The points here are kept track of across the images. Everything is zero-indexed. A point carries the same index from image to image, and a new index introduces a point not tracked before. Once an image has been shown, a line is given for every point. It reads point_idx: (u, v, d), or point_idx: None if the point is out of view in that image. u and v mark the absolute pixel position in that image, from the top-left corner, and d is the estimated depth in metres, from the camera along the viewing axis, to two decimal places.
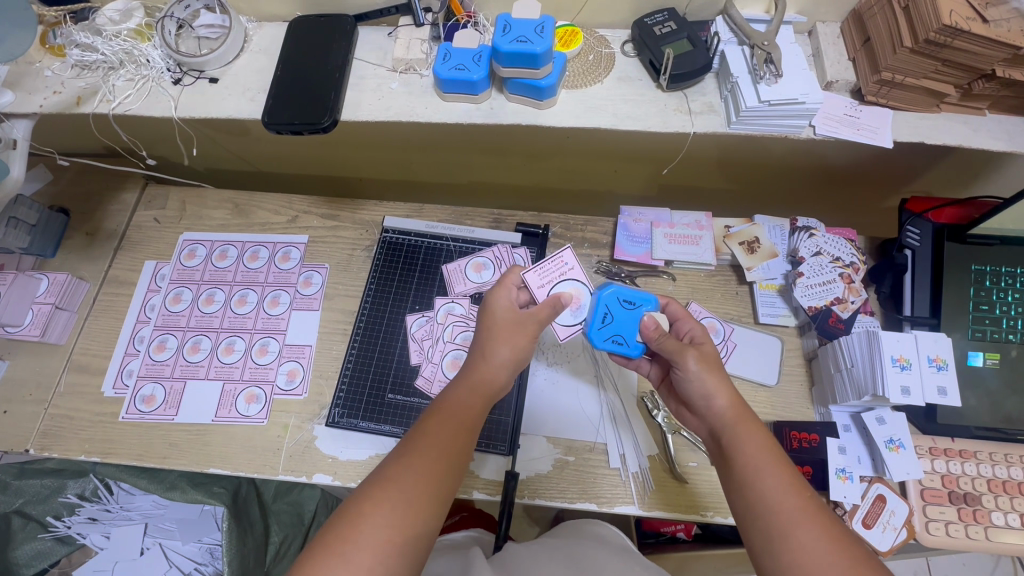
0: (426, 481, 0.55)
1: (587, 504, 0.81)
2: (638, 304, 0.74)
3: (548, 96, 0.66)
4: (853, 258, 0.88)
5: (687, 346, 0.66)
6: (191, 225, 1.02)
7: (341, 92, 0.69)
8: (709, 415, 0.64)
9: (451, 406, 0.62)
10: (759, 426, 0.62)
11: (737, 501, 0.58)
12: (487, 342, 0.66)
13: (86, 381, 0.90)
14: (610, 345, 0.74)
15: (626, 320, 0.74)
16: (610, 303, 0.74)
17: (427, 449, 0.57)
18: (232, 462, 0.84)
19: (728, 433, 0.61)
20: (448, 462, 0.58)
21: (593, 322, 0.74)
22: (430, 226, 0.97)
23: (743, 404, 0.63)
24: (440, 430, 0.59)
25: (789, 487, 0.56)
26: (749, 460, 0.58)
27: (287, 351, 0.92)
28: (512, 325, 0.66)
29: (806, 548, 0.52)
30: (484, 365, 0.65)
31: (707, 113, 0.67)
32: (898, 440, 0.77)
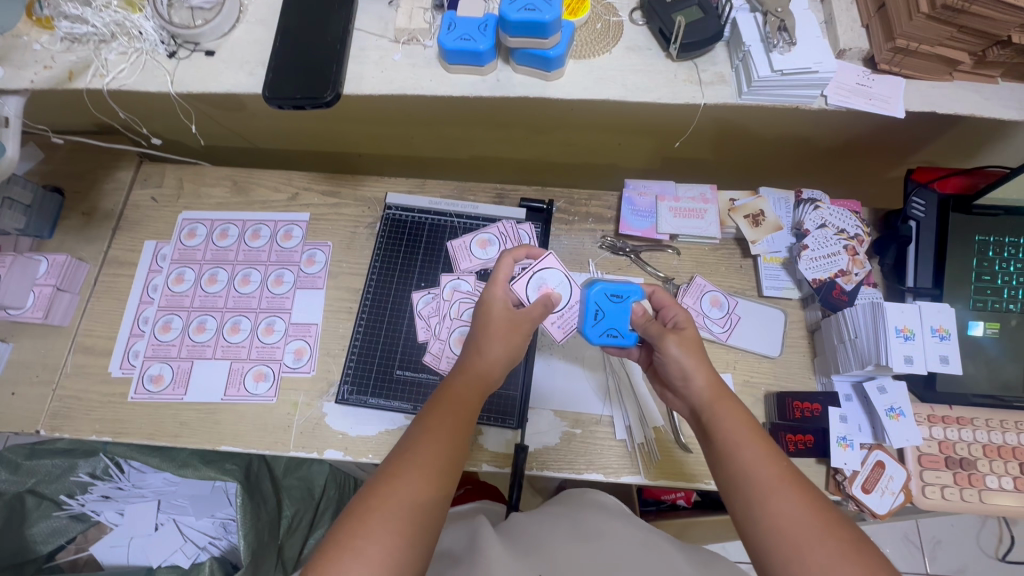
0: (430, 471, 0.56)
1: (593, 474, 0.83)
2: (626, 297, 0.72)
3: (557, 67, 0.64)
4: (858, 230, 0.89)
5: (668, 330, 0.67)
6: (190, 204, 1.01)
7: (343, 64, 0.67)
8: (689, 394, 0.65)
9: (449, 401, 0.62)
10: (737, 402, 0.62)
11: (718, 476, 0.59)
12: (481, 338, 0.66)
13: (92, 363, 0.90)
14: (605, 339, 0.73)
15: (616, 313, 0.72)
16: (599, 300, 0.72)
17: (431, 441, 0.58)
18: (245, 440, 0.85)
19: (707, 411, 0.62)
20: (450, 455, 0.58)
21: (585, 319, 0.73)
22: (433, 202, 0.96)
23: (720, 382, 0.64)
24: (443, 424, 0.60)
25: (766, 458, 0.57)
26: (729, 435, 0.59)
27: (293, 329, 0.92)
28: (508, 324, 0.67)
29: (784, 515, 0.53)
30: (478, 360, 0.65)
31: (718, 83, 0.65)
32: (898, 408, 0.78)
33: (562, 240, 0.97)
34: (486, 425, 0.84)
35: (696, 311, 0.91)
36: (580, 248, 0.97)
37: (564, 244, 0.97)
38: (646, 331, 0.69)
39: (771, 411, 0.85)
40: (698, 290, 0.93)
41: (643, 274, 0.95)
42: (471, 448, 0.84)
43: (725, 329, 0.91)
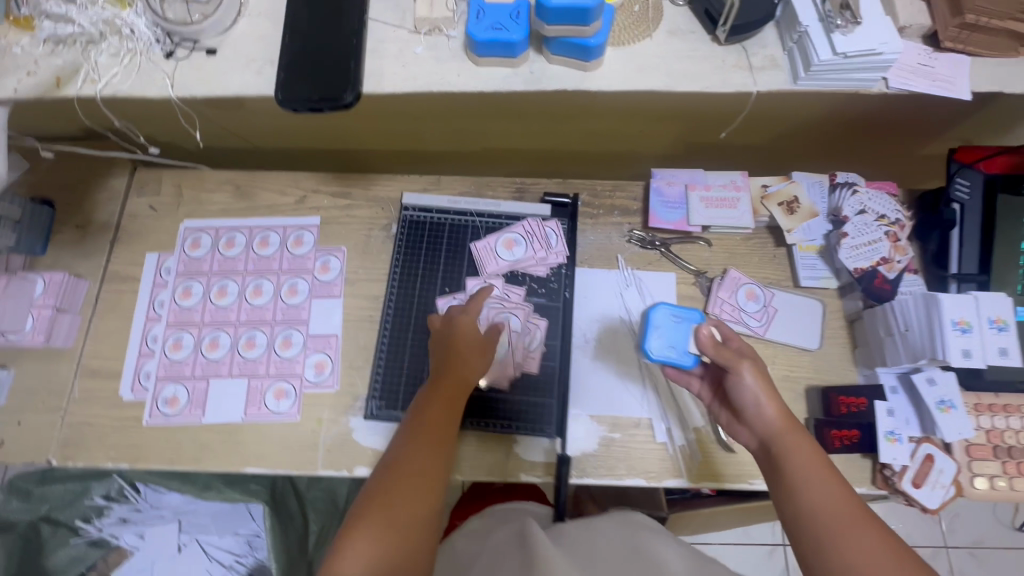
0: (410, 482, 0.61)
1: (635, 479, 0.80)
2: (687, 318, 0.72)
3: (596, 56, 0.59)
4: (898, 215, 0.85)
5: (742, 356, 0.65)
6: (192, 212, 0.95)
7: (362, 60, 0.61)
8: (758, 425, 0.63)
9: (424, 417, 0.67)
10: (808, 436, 0.61)
11: (784, 509, 0.58)
12: (450, 354, 0.73)
13: (101, 387, 0.86)
14: (664, 356, 0.72)
15: (677, 333, 0.72)
16: (661, 318, 0.72)
17: (412, 451, 0.64)
18: (270, 460, 0.82)
19: (776, 444, 0.61)
20: (435, 468, 0.64)
21: (644, 336, 0.73)
22: (453, 201, 0.91)
23: (791, 415, 0.62)
24: (420, 435, 0.66)
25: (841, 496, 0.56)
26: (801, 471, 0.58)
27: (312, 342, 0.87)
28: (471, 342, 0.74)
29: (860, 554, 0.53)
30: (452, 373, 0.71)
31: (771, 68, 0.60)
32: (949, 401, 0.76)
33: (588, 235, 0.93)
34: (522, 434, 0.81)
35: (732, 305, 0.88)
36: (607, 243, 0.93)
37: (590, 239, 0.93)
38: (717, 356, 0.65)
39: (814, 407, 0.83)
40: (733, 283, 0.89)
41: (676, 268, 0.91)
42: (509, 459, 0.81)
43: (762, 323, 0.88)
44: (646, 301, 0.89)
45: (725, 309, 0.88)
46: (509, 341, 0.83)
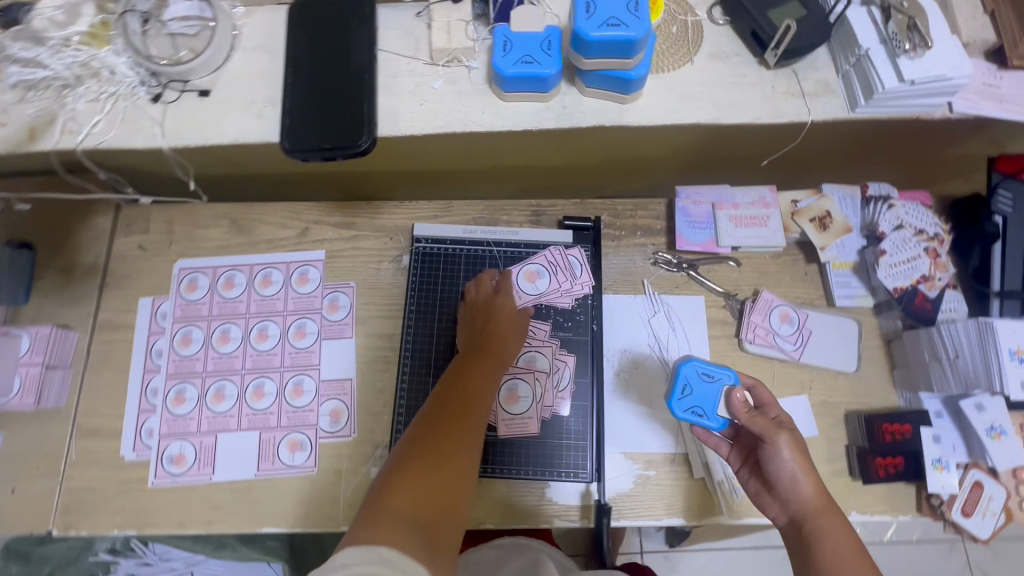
0: (450, 439, 0.60)
1: (675, 519, 0.76)
2: (719, 378, 0.70)
3: (636, 88, 0.55)
4: (937, 229, 0.81)
5: (779, 426, 0.63)
6: (185, 250, 0.88)
7: (374, 101, 0.57)
8: (792, 502, 0.62)
9: (460, 384, 0.68)
10: (845, 522, 0.60)
11: None
12: (490, 326, 0.77)
13: (100, 447, 0.80)
14: (689, 415, 0.70)
15: (708, 393, 0.70)
16: (689, 375, 0.70)
17: (450, 412, 0.63)
18: (288, 518, 0.77)
19: (811, 523, 0.60)
20: (471, 428, 0.63)
21: (671, 391, 0.70)
22: (467, 230, 0.87)
23: (828, 495, 0.61)
24: (457, 400, 0.66)
25: None
26: (835, 555, 0.57)
27: (325, 388, 0.82)
28: (508, 316, 0.78)
29: None
30: (493, 343, 0.75)
31: (825, 94, 0.58)
32: (999, 427, 0.73)
33: (611, 259, 0.88)
34: (553, 479, 0.77)
35: (766, 329, 0.84)
36: (631, 267, 0.88)
37: (613, 264, 0.88)
38: (751, 423, 0.64)
39: (856, 435, 0.79)
40: (766, 305, 0.85)
41: (703, 289, 0.87)
42: (540, 505, 0.77)
43: (797, 347, 0.84)
44: (676, 329, 0.85)
45: (758, 333, 0.84)
46: (537, 382, 0.80)
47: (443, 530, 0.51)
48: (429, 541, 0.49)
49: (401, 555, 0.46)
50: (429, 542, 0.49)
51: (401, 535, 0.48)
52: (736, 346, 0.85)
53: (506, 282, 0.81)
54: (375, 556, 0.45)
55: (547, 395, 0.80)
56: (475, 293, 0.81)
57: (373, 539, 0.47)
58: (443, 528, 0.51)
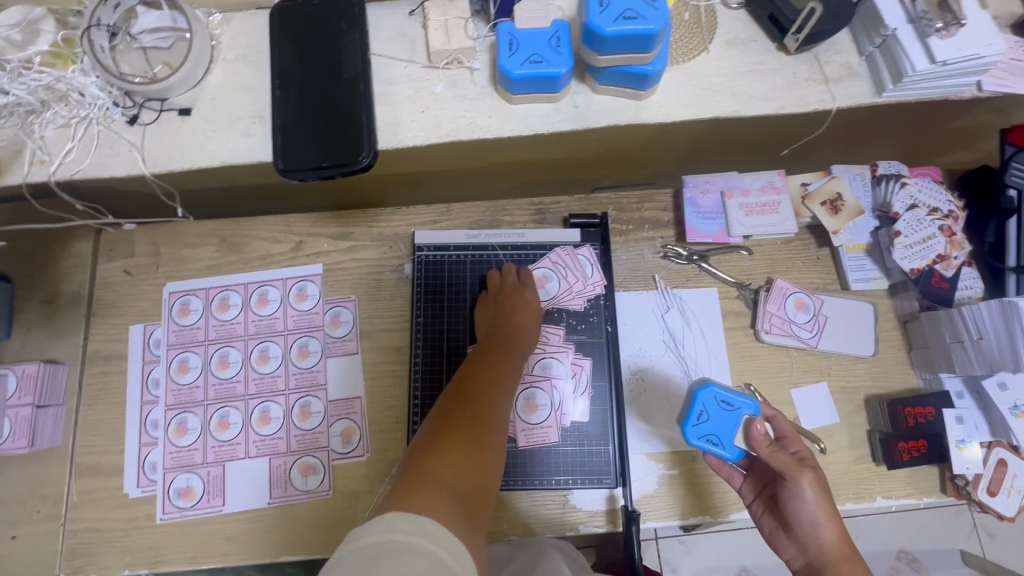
0: (481, 420, 0.59)
1: (702, 517, 0.75)
2: (739, 408, 0.69)
3: (652, 84, 0.52)
4: (950, 205, 0.80)
5: (801, 464, 0.63)
6: (174, 273, 0.84)
7: (372, 111, 0.54)
8: (811, 546, 0.62)
9: (486, 369, 0.67)
10: (865, 570, 0.59)
11: None
12: (512, 311, 0.77)
13: (102, 485, 0.77)
14: (703, 443, 0.70)
15: (726, 423, 0.69)
16: (708, 404, 0.70)
17: (480, 396, 0.63)
18: (307, 545, 0.74)
19: (828, 570, 0.60)
20: (500, 413, 0.62)
21: (688, 418, 0.71)
22: (470, 235, 0.84)
23: (850, 541, 0.61)
24: (485, 383, 0.65)
25: None
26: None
27: (334, 408, 0.79)
28: (528, 303, 0.78)
29: None
30: (516, 329, 0.75)
31: (849, 78, 0.56)
32: (1022, 405, 0.73)
33: (620, 255, 0.85)
34: (576, 486, 0.76)
35: (782, 318, 0.82)
36: (641, 261, 0.85)
37: (623, 259, 0.85)
38: (773, 459, 0.64)
39: (878, 421, 0.79)
40: (781, 294, 0.83)
41: (717, 281, 0.85)
42: (565, 512, 0.75)
43: (814, 334, 0.82)
44: (691, 324, 0.83)
45: (774, 323, 0.82)
46: (554, 390, 0.79)
47: (475, 509, 0.50)
48: (466, 517, 0.47)
49: (445, 528, 0.43)
50: (466, 518, 0.47)
51: (441, 507, 0.46)
52: (752, 337, 0.83)
53: (528, 279, 0.81)
54: (419, 525, 0.42)
55: (565, 401, 0.79)
56: (499, 280, 0.81)
57: (416, 509, 0.44)
58: (476, 507, 0.50)
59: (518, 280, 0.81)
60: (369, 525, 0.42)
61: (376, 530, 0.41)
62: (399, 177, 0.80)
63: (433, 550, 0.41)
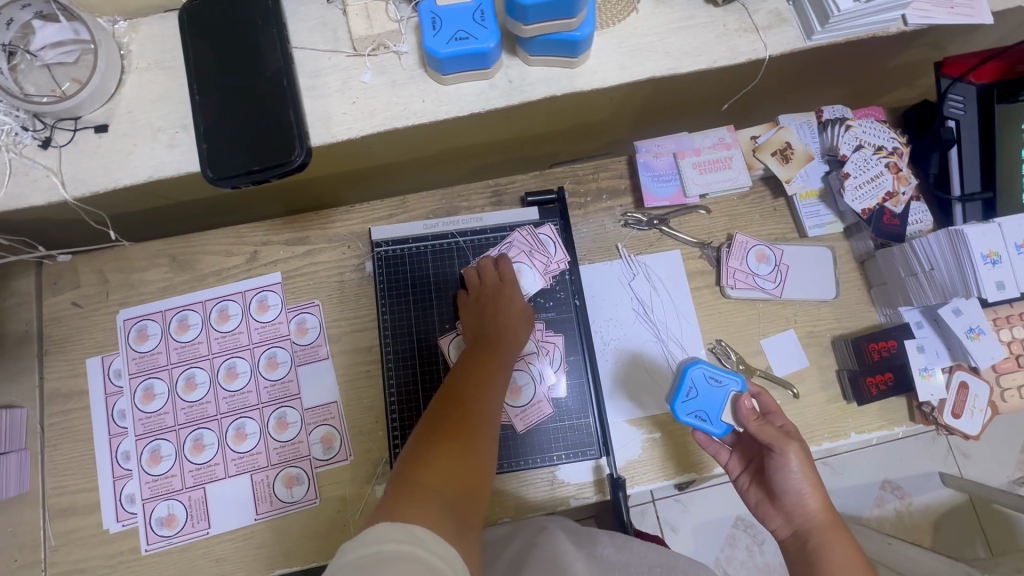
0: (470, 421, 0.59)
1: (688, 475, 0.77)
2: (727, 384, 0.68)
3: (583, 50, 0.51)
4: (893, 143, 0.81)
5: (789, 436, 0.64)
6: (126, 299, 0.80)
7: (300, 106, 0.52)
8: (798, 515, 0.63)
9: (476, 370, 0.67)
10: (848, 535, 0.61)
11: None
12: (497, 307, 0.76)
13: (79, 525, 0.74)
14: (692, 420, 0.69)
15: (716, 399, 0.68)
16: (697, 381, 0.69)
17: (471, 397, 0.63)
18: (300, 555, 0.74)
19: (815, 537, 0.61)
20: (490, 415, 0.62)
21: (675, 395, 0.69)
22: (428, 225, 0.83)
23: (833, 510, 0.62)
24: (476, 386, 0.65)
25: None
26: (840, 571, 0.58)
27: (311, 416, 0.78)
28: (517, 303, 0.78)
29: None
30: (502, 326, 0.75)
31: (779, 25, 0.57)
32: (977, 327, 0.74)
33: (581, 228, 0.85)
34: (563, 461, 0.77)
35: (745, 272, 0.83)
36: (603, 233, 0.85)
37: (584, 232, 0.85)
38: (761, 433, 0.64)
39: (845, 359, 0.80)
40: (742, 248, 0.84)
41: (679, 243, 0.85)
42: (554, 488, 0.76)
43: (777, 284, 0.84)
44: (658, 288, 0.83)
45: (739, 278, 0.83)
46: (531, 368, 0.79)
47: (468, 512, 0.50)
48: (458, 520, 0.47)
49: (435, 533, 0.43)
50: (457, 519, 0.47)
51: (432, 511, 0.46)
52: (719, 294, 0.84)
53: (507, 266, 0.80)
54: (409, 533, 0.42)
55: (542, 379, 0.79)
56: (477, 279, 0.80)
57: (404, 516, 0.44)
58: (468, 509, 0.50)
59: (497, 274, 0.80)
60: (358, 538, 0.41)
61: (365, 543, 0.41)
62: (348, 175, 0.77)
63: (423, 555, 0.41)
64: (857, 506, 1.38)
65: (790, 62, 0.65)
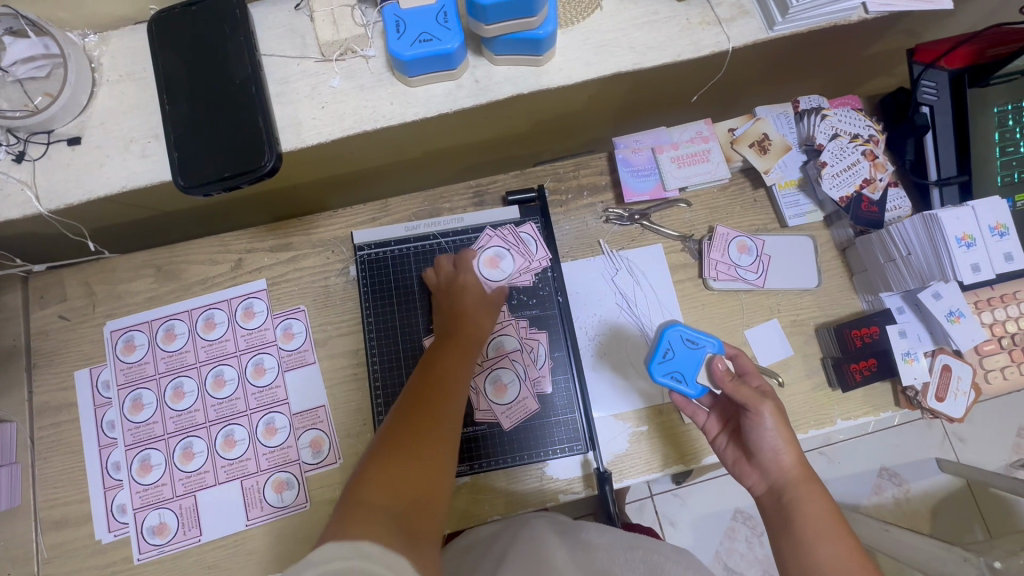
0: (424, 430, 0.58)
1: (676, 467, 0.77)
2: (702, 345, 0.71)
3: (547, 48, 0.52)
4: (869, 131, 0.82)
5: (763, 395, 0.62)
6: (112, 310, 0.81)
7: (269, 112, 0.53)
8: (772, 470, 0.61)
9: (434, 373, 0.67)
10: (821, 488, 0.60)
11: (794, 566, 0.56)
12: (454, 305, 0.76)
13: (71, 537, 0.75)
14: (668, 380, 0.71)
15: (690, 360, 0.71)
16: (674, 342, 0.71)
17: (427, 402, 0.62)
18: (292, 559, 0.74)
19: (789, 492, 0.59)
20: (448, 420, 0.61)
21: (653, 355, 0.72)
22: (410, 227, 0.83)
23: (808, 465, 0.61)
24: (433, 390, 0.64)
25: (851, 559, 0.54)
26: (811, 524, 0.57)
27: (299, 420, 0.78)
28: (477, 298, 0.77)
29: None
30: (461, 325, 0.74)
31: (741, 17, 0.57)
32: (957, 310, 0.75)
33: (563, 225, 0.86)
34: (551, 457, 0.77)
35: (727, 264, 0.84)
36: (585, 229, 0.86)
37: (566, 229, 0.86)
38: (736, 392, 0.62)
39: (829, 346, 0.81)
40: (724, 240, 0.84)
41: (660, 238, 0.86)
42: (543, 484, 0.76)
43: (760, 274, 0.84)
44: (641, 283, 0.84)
45: (721, 269, 0.84)
46: (514, 365, 0.80)
47: (419, 524, 0.50)
48: (407, 535, 0.47)
49: (381, 549, 0.43)
50: (408, 535, 0.47)
51: (377, 528, 0.46)
52: (702, 286, 0.85)
53: (465, 262, 0.79)
54: (353, 551, 0.42)
55: (525, 377, 0.79)
56: (437, 277, 0.79)
57: (348, 535, 0.44)
58: (417, 522, 0.50)
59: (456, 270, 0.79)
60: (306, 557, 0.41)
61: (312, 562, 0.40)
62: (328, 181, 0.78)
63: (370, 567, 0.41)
64: (855, 494, 1.39)
65: (757, 52, 0.65)
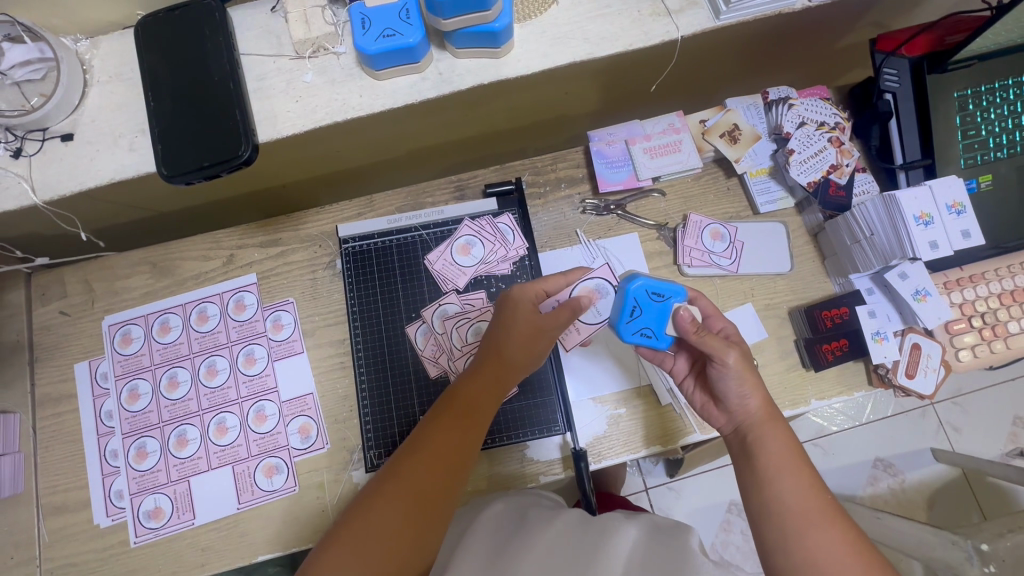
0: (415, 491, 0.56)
1: (653, 448, 0.79)
2: (667, 297, 0.70)
3: (505, 40, 0.55)
4: (835, 118, 0.84)
5: (728, 343, 0.64)
6: (110, 306, 0.85)
7: (246, 106, 0.57)
8: (737, 412, 0.63)
9: (450, 419, 0.62)
10: (785, 425, 0.62)
11: (753, 500, 0.58)
12: (499, 334, 0.69)
13: (71, 522, 0.78)
14: (637, 337, 0.71)
15: (654, 313, 0.71)
16: (639, 295, 0.70)
17: (430, 453, 0.59)
18: (281, 541, 0.77)
19: (753, 432, 0.61)
20: (445, 482, 0.58)
21: (621, 314, 0.71)
22: (392, 221, 0.86)
23: (772, 405, 0.63)
24: (442, 439, 0.61)
25: (810, 492, 0.56)
26: (772, 459, 0.58)
27: (288, 408, 0.81)
28: (531, 331, 0.68)
29: (821, 547, 0.52)
30: (497, 360, 0.68)
31: (690, 7, 0.60)
32: (923, 289, 0.76)
33: (541, 217, 0.89)
34: (530, 439, 0.80)
35: (701, 250, 0.86)
36: (562, 219, 0.89)
37: (544, 220, 0.89)
38: (702, 342, 0.63)
39: (800, 328, 0.83)
40: (697, 227, 0.87)
41: (636, 227, 0.88)
42: (523, 466, 0.79)
43: (733, 260, 0.87)
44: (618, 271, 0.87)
45: (695, 256, 0.86)
46: None
47: None
48: None
49: None
50: None
51: None
52: (677, 272, 0.87)
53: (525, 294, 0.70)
54: None
55: None
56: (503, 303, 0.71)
57: None
58: None
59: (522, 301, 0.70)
60: None
61: None
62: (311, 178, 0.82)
63: None
64: (848, 484, 1.39)
65: (713, 42, 0.69)
